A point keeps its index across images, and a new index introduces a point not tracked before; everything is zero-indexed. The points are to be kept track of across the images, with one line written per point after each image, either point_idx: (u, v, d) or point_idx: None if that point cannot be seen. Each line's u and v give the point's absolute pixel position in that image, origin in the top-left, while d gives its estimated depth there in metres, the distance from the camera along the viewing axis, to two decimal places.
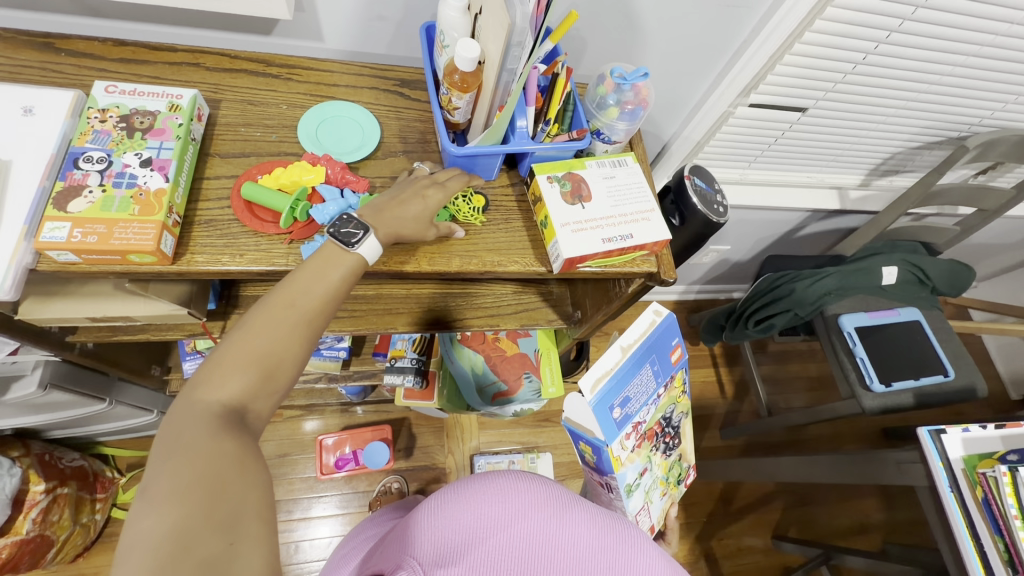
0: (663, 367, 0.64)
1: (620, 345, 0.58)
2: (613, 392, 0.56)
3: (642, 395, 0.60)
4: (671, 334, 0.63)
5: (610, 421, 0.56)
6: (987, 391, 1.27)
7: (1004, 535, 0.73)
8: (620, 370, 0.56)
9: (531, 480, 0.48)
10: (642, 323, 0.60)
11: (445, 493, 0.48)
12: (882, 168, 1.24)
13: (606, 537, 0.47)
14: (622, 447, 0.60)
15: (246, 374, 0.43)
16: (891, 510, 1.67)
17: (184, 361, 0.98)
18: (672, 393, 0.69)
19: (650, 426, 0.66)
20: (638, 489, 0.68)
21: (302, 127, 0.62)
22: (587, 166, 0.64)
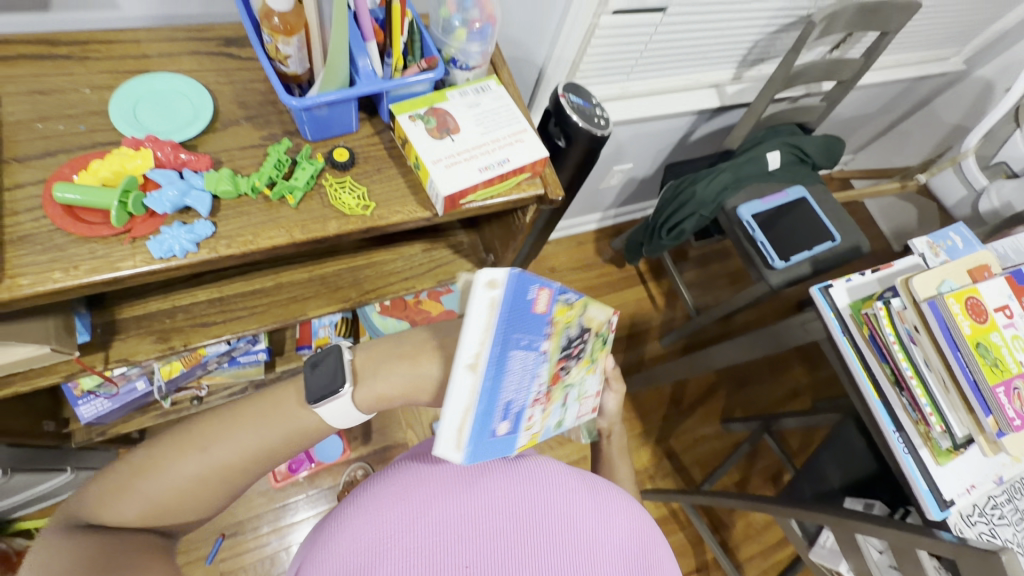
0: (535, 330, 0.49)
1: (465, 364, 0.44)
2: (484, 421, 0.45)
3: (524, 388, 0.49)
4: (525, 284, 0.46)
5: (495, 444, 0.47)
6: (869, 246, 1.41)
7: (889, 361, 0.84)
8: (481, 393, 0.44)
9: (433, 475, 0.55)
10: (479, 311, 0.44)
11: (347, 514, 0.52)
12: (749, 59, 1.30)
13: (515, 496, 0.54)
14: (527, 435, 0.52)
15: (145, 480, 0.51)
16: (815, 372, 1.87)
17: (77, 405, 0.88)
18: (561, 325, 0.54)
19: (552, 378, 0.54)
20: (569, 413, 0.60)
21: (114, 111, 0.54)
22: (449, 98, 0.61)
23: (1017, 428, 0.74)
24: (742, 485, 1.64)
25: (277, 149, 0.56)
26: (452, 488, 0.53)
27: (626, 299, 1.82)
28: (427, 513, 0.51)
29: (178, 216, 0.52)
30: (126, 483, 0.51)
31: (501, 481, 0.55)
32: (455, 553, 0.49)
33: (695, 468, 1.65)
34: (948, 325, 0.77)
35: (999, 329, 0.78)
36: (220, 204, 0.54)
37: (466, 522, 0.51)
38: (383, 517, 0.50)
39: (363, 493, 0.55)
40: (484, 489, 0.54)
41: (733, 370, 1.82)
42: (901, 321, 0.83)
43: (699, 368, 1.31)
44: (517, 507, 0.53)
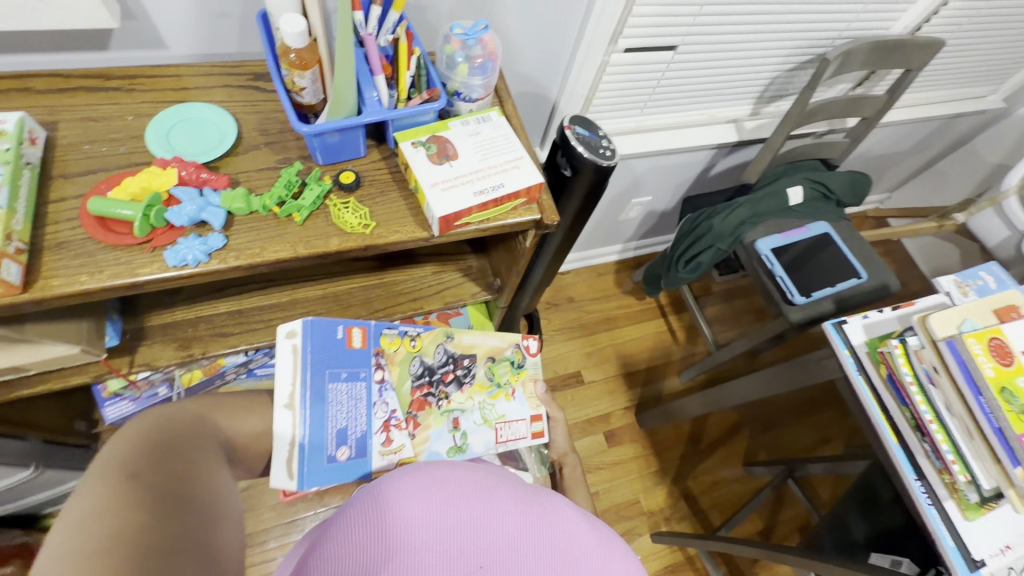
0: (354, 363, 0.73)
1: (284, 404, 0.67)
2: (313, 449, 0.67)
3: (353, 411, 0.71)
4: (325, 334, 0.71)
5: (337, 463, 0.68)
6: (899, 286, 1.36)
7: (908, 404, 0.80)
8: (298, 426, 0.66)
9: (453, 472, 0.54)
10: (287, 359, 0.69)
11: (361, 504, 0.50)
12: (767, 95, 1.30)
13: (532, 515, 0.53)
14: (387, 455, 0.72)
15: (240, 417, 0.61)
16: (847, 418, 1.77)
17: (104, 407, 0.93)
18: (395, 357, 0.77)
19: (408, 404, 0.77)
20: (468, 435, 0.78)
21: (150, 135, 0.60)
22: (452, 127, 0.65)
23: None
24: (765, 535, 1.54)
25: (288, 172, 0.61)
26: (473, 492, 0.52)
27: (645, 332, 1.80)
28: (447, 512, 0.50)
29: (194, 229, 0.57)
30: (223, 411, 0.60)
31: (521, 498, 0.54)
32: (469, 556, 0.48)
33: (714, 513, 1.57)
34: (968, 367, 0.74)
35: None
36: (233, 220, 0.58)
37: (484, 530, 0.50)
38: (405, 512, 0.49)
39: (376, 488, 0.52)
40: (505, 503, 0.53)
41: (757, 411, 1.74)
42: (919, 361, 0.79)
43: (714, 405, 1.27)
44: (532, 526, 0.52)
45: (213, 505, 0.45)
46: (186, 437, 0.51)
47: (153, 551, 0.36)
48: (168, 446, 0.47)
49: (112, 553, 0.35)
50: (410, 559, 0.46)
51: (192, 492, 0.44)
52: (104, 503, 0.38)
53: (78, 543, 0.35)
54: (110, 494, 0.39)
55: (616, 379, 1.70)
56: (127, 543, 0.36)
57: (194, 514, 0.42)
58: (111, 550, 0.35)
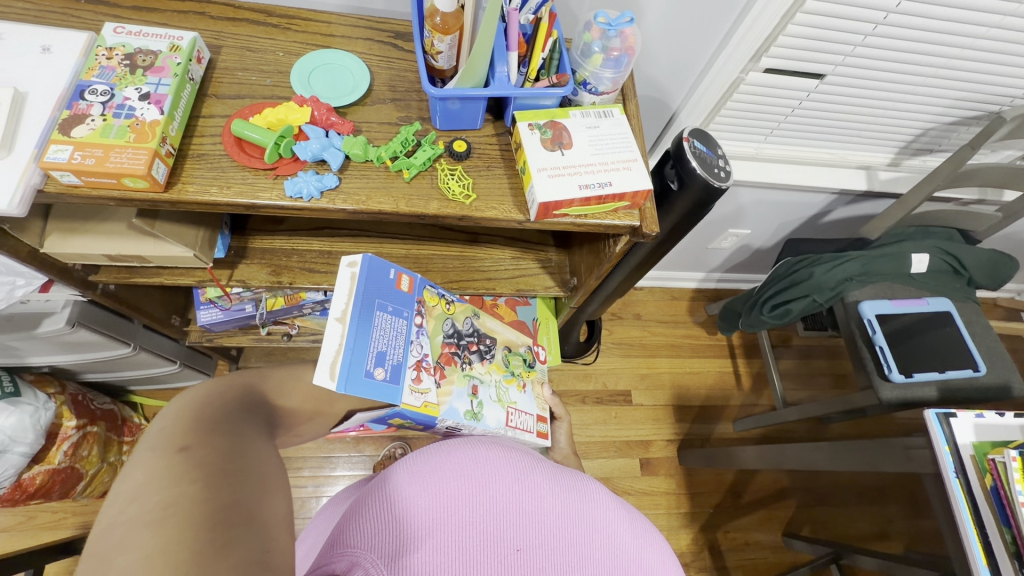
0: (400, 302, 0.71)
1: (336, 317, 0.61)
2: (356, 358, 0.61)
3: (397, 341, 0.67)
4: (378, 270, 0.68)
5: (377, 382, 0.62)
6: (1023, 390, 1.19)
7: (1012, 526, 0.69)
8: (348, 340, 0.61)
9: (489, 456, 0.54)
10: (344, 282, 0.63)
11: (402, 475, 0.52)
12: (914, 146, 1.17)
13: (567, 500, 0.52)
14: (416, 394, 0.68)
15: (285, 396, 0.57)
16: (916, 519, 1.58)
17: (199, 309, 1.03)
18: (433, 311, 0.77)
19: (438, 354, 0.76)
20: (484, 406, 0.79)
21: (294, 73, 0.64)
22: (571, 116, 0.63)
23: None
24: None
25: (407, 130, 0.63)
26: (510, 474, 0.52)
27: (707, 368, 1.70)
28: (485, 494, 0.50)
29: (314, 166, 0.60)
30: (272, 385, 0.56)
31: (556, 484, 0.53)
32: (505, 541, 0.48)
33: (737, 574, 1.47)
34: None
35: None
36: (349, 164, 0.61)
37: (523, 515, 0.49)
38: (444, 488, 0.49)
39: (414, 457, 0.54)
40: (540, 488, 0.52)
41: (812, 482, 1.60)
42: None
43: (771, 463, 1.17)
44: (568, 512, 0.51)
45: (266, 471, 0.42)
46: (238, 408, 0.48)
47: (208, 519, 0.34)
48: (219, 415, 0.44)
49: (163, 523, 0.33)
50: (448, 537, 0.47)
51: (247, 457, 0.41)
52: (153, 475, 0.36)
53: (134, 514, 0.34)
54: (160, 463, 0.37)
55: (665, 408, 1.62)
56: (181, 510, 0.34)
57: (250, 478, 0.39)
58: (163, 522, 0.33)
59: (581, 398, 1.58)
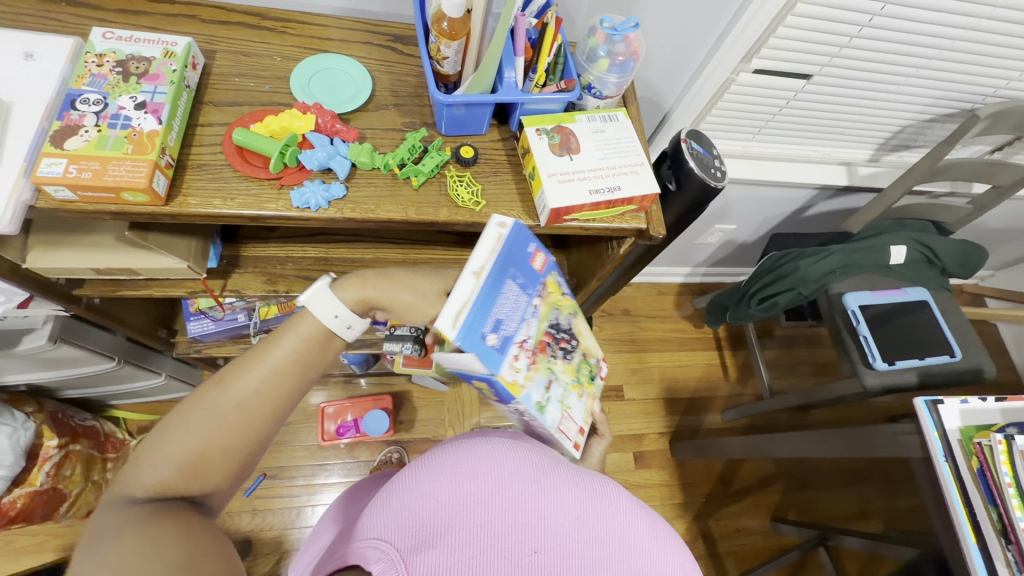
0: (531, 277, 0.61)
1: (472, 271, 0.53)
2: (479, 316, 0.53)
3: (517, 313, 0.58)
4: (525, 241, 0.59)
5: (486, 348, 0.53)
6: (995, 373, 1.24)
7: (998, 504, 0.74)
8: (477, 297, 0.53)
9: (511, 453, 0.52)
10: (488, 240, 0.55)
11: (422, 471, 0.51)
12: (892, 143, 1.21)
13: (588, 502, 0.49)
14: (512, 370, 0.57)
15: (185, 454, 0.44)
16: (894, 498, 1.65)
17: (189, 321, 1.00)
18: (552, 296, 0.67)
19: (539, 338, 0.63)
20: (551, 403, 0.63)
21: (294, 79, 0.63)
22: (578, 120, 0.64)
23: None
24: None
25: (413, 136, 0.62)
26: (529, 473, 0.50)
27: (695, 361, 1.74)
28: (503, 492, 0.48)
29: (320, 175, 0.59)
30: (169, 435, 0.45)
31: (578, 485, 0.50)
32: (523, 540, 0.45)
33: (730, 560, 1.51)
34: None
35: None
36: (354, 172, 0.60)
37: (543, 517, 0.46)
38: (462, 485, 0.48)
39: (436, 455, 0.53)
40: (560, 490, 0.49)
41: (798, 468, 1.65)
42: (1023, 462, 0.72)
43: (762, 452, 1.20)
44: (590, 514, 0.48)
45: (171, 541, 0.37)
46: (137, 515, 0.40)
47: None
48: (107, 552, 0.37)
49: None
50: (465, 534, 0.45)
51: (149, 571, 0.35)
52: None
53: None
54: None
55: (656, 401, 1.65)
56: None
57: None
58: None
59: None
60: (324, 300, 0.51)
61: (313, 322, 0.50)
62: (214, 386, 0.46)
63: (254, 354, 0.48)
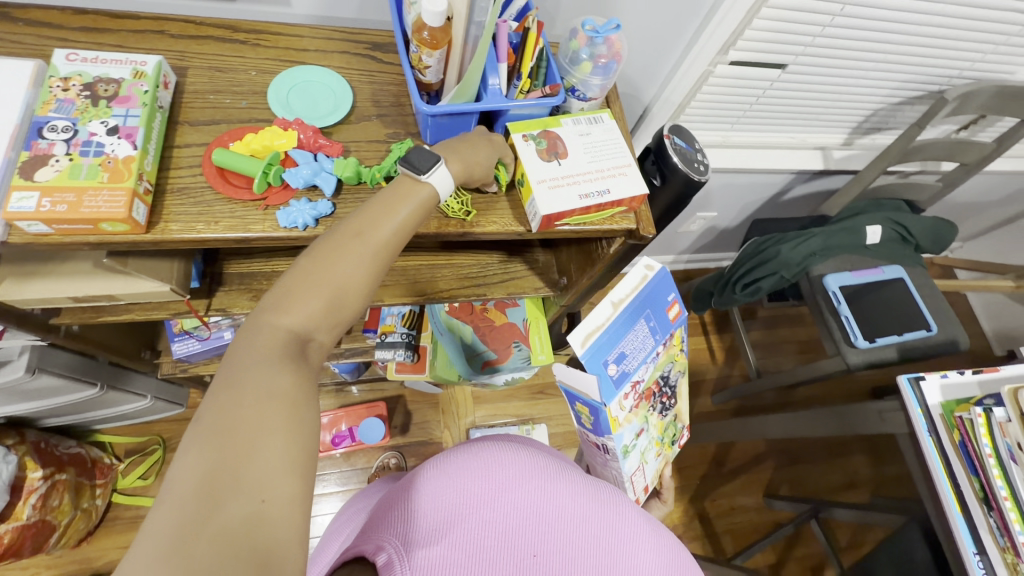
0: (661, 323, 0.63)
1: (610, 300, 0.57)
2: (608, 343, 0.56)
3: (641, 352, 0.60)
4: (665, 290, 0.63)
5: (606, 376, 0.55)
6: (968, 344, 1.29)
7: (980, 474, 0.77)
8: (610, 325, 0.56)
9: (517, 456, 0.51)
10: (633, 278, 0.60)
11: (427, 471, 0.50)
12: (865, 126, 1.24)
13: (592, 509, 0.49)
14: (620, 406, 0.59)
15: (317, 300, 0.43)
16: (879, 467, 1.71)
17: (173, 342, 0.98)
18: (674, 348, 0.69)
19: (650, 384, 0.66)
20: (636, 450, 0.66)
21: (271, 93, 0.61)
22: (563, 124, 0.63)
23: None
24: (776, 569, 1.51)
25: (399, 148, 0.61)
26: (534, 477, 0.49)
27: None
28: (507, 495, 0.47)
29: (306, 193, 0.58)
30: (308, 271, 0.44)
31: (582, 493, 0.50)
32: (523, 543, 0.45)
33: (727, 539, 1.55)
34: None
35: None
36: (341, 188, 0.59)
37: (543, 521, 0.47)
38: (466, 486, 0.47)
39: (441, 456, 0.52)
40: (563, 497, 0.49)
41: (787, 445, 1.70)
42: (1002, 434, 0.75)
43: (754, 434, 1.23)
44: (592, 522, 0.48)
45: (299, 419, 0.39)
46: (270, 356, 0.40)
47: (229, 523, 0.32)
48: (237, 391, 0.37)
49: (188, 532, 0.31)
50: (468, 534, 0.44)
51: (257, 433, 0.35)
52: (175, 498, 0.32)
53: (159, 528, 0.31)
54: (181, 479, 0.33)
55: None
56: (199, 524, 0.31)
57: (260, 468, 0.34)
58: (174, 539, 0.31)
59: None
60: (443, 191, 0.53)
61: (431, 193, 0.52)
62: (348, 237, 0.46)
63: (380, 210, 0.48)
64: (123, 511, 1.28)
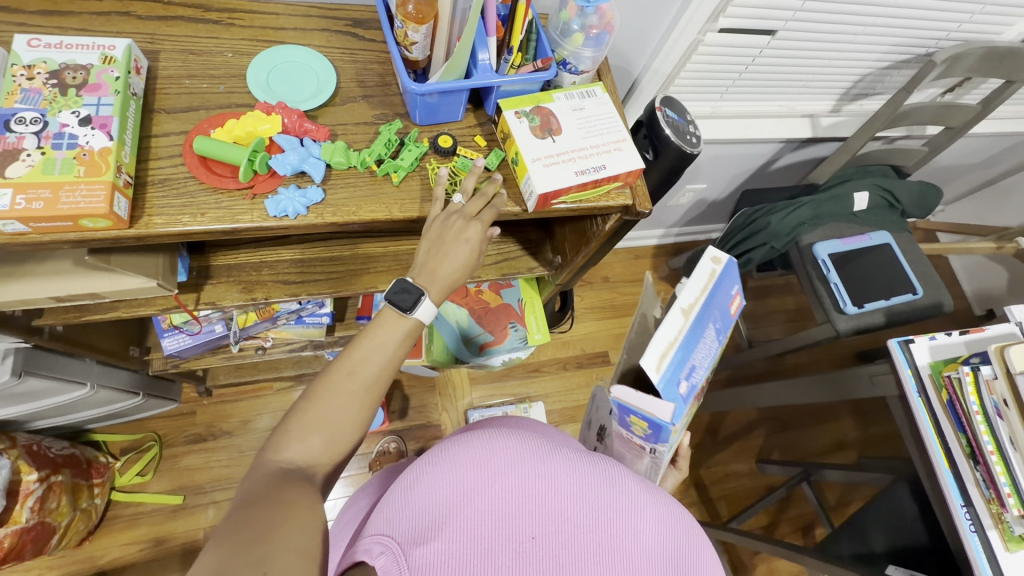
0: (722, 320, 0.64)
1: (681, 309, 0.57)
2: (680, 360, 0.56)
3: (706, 359, 0.61)
4: (728, 284, 0.63)
5: (680, 395, 0.56)
6: (954, 306, 1.32)
7: (967, 431, 0.80)
8: (684, 338, 0.56)
9: (509, 438, 0.49)
10: (700, 279, 0.60)
11: (422, 465, 0.49)
12: (852, 92, 1.24)
13: (591, 483, 0.47)
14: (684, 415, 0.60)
15: (314, 438, 0.45)
16: (865, 428, 1.77)
17: (162, 338, 0.96)
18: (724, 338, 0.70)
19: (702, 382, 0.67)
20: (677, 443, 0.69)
21: (250, 77, 0.59)
22: (556, 99, 0.62)
23: None
24: (769, 531, 1.56)
25: (388, 130, 0.59)
26: (526, 459, 0.47)
27: None
28: (499, 481, 0.45)
29: (293, 180, 0.56)
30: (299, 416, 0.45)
31: (580, 467, 0.48)
32: (521, 526, 0.43)
33: (722, 504, 1.60)
34: None
35: None
36: (330, 173, 0.57)
37: (541, 502, 0.44)
38: (458, 477, 0.45)
39: (438, 447, 0.50)
40: (560, 475, 0.46)
41: (778, 411, 1.75)
42: (988, 392, 0.77)
43: (748, 403, 1.26)
44: (594, 497, 0.46)
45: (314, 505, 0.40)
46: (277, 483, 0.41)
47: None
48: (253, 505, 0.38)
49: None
50: (464, 526, 0.43)
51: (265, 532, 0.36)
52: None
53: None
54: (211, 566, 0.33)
55: None
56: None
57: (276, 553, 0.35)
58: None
59: (562, 365, 1.57)
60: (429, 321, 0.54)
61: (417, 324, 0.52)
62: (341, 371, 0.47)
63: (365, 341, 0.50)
64: (124, 508, 1.27)
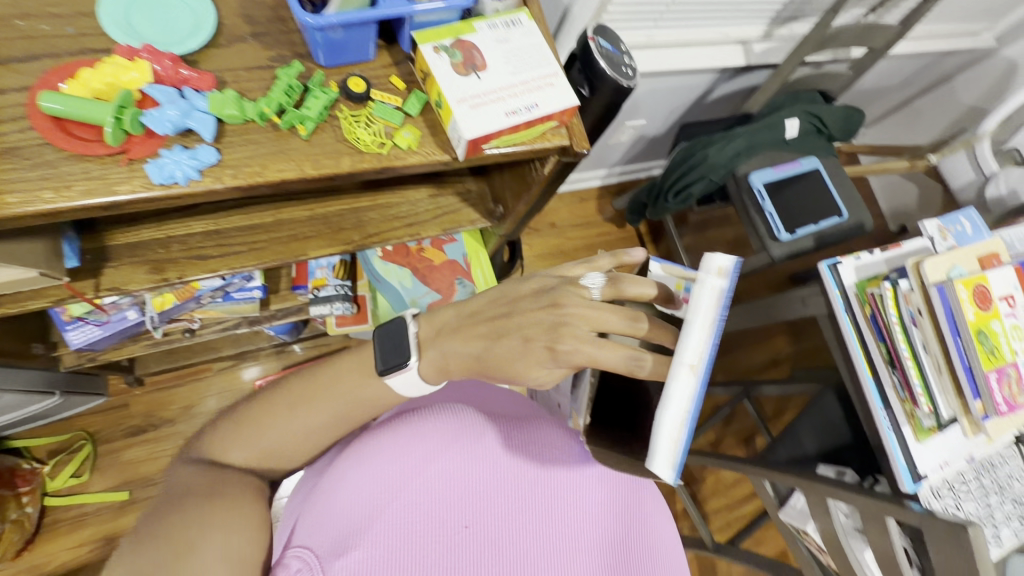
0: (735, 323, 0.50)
1: (686, 364, 0.45)
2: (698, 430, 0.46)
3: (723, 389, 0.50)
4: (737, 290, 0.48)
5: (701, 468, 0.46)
6: (872, 225, 1.40)
7: (887, 341, 0.87)
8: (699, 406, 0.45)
9: (423, 431, 0.54)
10: (702, 309, 0.46)
11: (341, 469, 0.52)
12: (782, 16, 1.24)
13: (499, 461, 0.54)
14: None
15: (252, 447, 0.56)
16: (798, 343, 1.91)
17: (65, 332, 0.85)
18: None
19: None
20: None
21: (106, 14, 0.49)
22: (477, 30, 0.56)
23: (1003, 413, 0.78)
24: (718, 446, 1.69)
25: (287, 74, 0.51)
26: (440, 450, 0.53)
27: None
28: (416, 478, 0.50)
29: (178, 139, 0.48)
30: (248, 425, 0.57)
31: (489, 448, 0.55)
32: (437, 515, 0.49)
33: None
34: (951, 310, 0.80)
35: (999, 318, 0.81)
36: (224, 129, 0.50)
37: (454, 488, 0.51)
38: (375, 477, 0.50)
39: (353, 450, 0.54)
40: (470, 458, 0.53)
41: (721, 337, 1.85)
42: (905, 303, 0.85)
43: None
44: (500, 472, 0.54)
45: (246, 502, 0.52)
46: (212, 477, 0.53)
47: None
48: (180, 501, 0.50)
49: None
50: (382, 528, 0.47)
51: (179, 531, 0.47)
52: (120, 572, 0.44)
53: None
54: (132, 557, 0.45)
55: None
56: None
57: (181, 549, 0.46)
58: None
59: None
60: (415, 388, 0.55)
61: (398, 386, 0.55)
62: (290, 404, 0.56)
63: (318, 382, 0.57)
64: (63, 513, 1.18)
